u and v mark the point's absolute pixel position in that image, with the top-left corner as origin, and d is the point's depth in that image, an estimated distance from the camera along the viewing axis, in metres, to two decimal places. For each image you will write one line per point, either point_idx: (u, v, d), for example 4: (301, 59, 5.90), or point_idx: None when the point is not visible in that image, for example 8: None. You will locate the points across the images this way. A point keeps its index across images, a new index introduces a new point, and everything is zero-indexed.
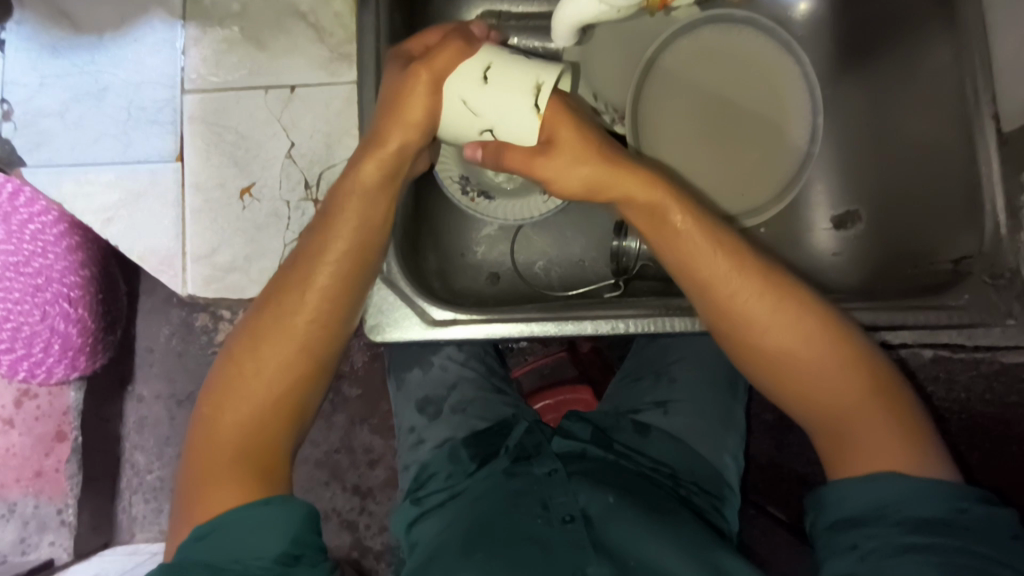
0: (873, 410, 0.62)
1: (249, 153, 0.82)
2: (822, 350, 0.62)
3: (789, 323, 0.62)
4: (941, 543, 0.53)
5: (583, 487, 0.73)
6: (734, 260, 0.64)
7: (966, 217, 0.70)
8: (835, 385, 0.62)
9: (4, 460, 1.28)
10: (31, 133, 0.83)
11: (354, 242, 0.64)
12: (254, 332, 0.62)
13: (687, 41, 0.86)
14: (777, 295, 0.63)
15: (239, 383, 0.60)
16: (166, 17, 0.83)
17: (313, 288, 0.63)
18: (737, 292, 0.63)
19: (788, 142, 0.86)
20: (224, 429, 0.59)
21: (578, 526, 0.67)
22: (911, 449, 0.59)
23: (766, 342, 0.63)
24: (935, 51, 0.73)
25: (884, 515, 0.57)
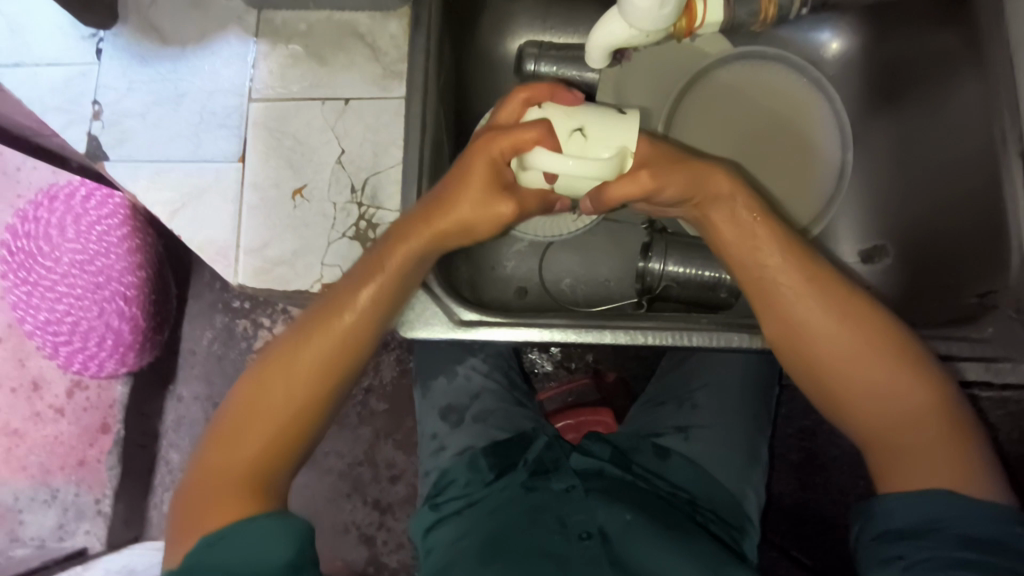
0: (941, 437, 0.58)
1: (299, 153, 0.71)
2: (885, 361, 0.60)
3: (849, 333, 0.61)
4: (991, 562, 0.52)
5: (601, 504, 0.73)
6: (799, 278, 0.62)
7: (993, 252, 0.70)
8: (893, 403, 0.60)
9: (52, 448, 1.40)
10: (117, 131, 0.72)
11: (403, 260, 0.63)
12: (287, 345, 0.61)
13: (718, 75, 0.90)
14: (842, 305, 0.61)
15: (264, 396, 0.59)
16: (240, 31, 0.72)
17: (353, 307, 0.62)
18: (795, 298, 0.62)
19: (817, 176, 0.88)
20: (241, 435, 0.58)
21: (595, 543, 0.68)
22: (947, 467, 0.57)
23: (826, 352, 0.61)
24: (967, 90, 0.74)
25: (936, 529, 0.54)
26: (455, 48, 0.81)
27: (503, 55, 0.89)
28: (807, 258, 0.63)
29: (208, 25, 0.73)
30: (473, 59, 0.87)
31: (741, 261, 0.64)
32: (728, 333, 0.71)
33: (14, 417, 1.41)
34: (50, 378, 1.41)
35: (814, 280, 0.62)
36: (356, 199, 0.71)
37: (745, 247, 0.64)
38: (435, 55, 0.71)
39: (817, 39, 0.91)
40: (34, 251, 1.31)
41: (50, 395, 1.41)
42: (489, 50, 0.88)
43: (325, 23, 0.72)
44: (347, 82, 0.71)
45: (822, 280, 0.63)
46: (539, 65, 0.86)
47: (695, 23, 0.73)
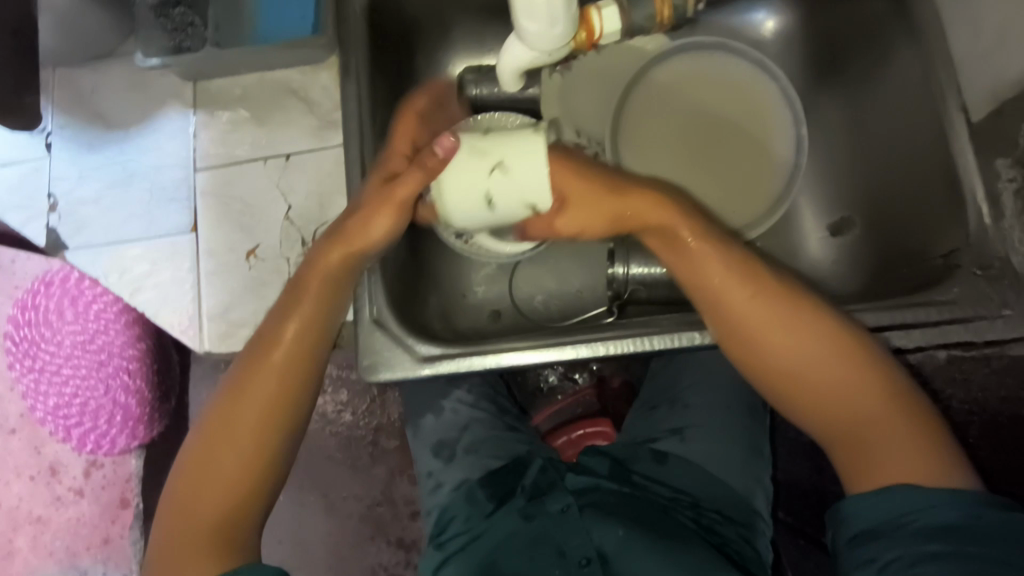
0: (890, 417, 0.60)
1: (249, 215, 0.75)
2: (823, 350, 0.62)
3: (787, 327, 0.63)
4: (965, 552, 0.52)
5: (595, 523, 0.73)
6: (732, 277, 0.64)
7: (951, 210, 0.69)
8: (841, 390, 0.62)
9: (76, 529, 1.42)
10: (73, 220, 0.76)
11: (306, 328, 0.65)
12: (205, 438, 0.62)
13: (659, 71, 0.90)
14: (777, 303, 0.63)
15: (188, 490, 0.61)
16: (179, 106, 0.76)
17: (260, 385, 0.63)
18: (734, 303, 0.64)
19: (772, 156, 0.87)
20: (197, 498, 0.61)
21: (595, 568, 0.69)
22: (908, 451, 0.58)
23: (773, 351, 0.63)
24: (901, 53, 0.73)
25: (901, 526, 0.55)
26: (393, 88, 0.82)
27: (446, 85, 0.91)
28: (742, 263, 0.65)
29: (148, 105, 0.77)
30: (414, 94, 0.88)
31: (683, 271, 0.66)
32: (691, 333, 0.71)
33: (37, 504, 1.44)
34: (66, 461, 1.42)
35: (748, 277, 0.64)
36: (307, 251, 0.74)
37: (682, 252, 0.66)
38: (368, 101, 0.73)
39: (752, 20, 0.90)
40: (38, 339, 1.35)
41: (69, 478, 1.42)
42: (430, 83, 0.89)
43: (258, 84, 0.76)
44: (289, 140, 0.75)
45: (757, 280, 0.64)
46: (481, 89, 0.87)
47: (595, 35, 0.67)
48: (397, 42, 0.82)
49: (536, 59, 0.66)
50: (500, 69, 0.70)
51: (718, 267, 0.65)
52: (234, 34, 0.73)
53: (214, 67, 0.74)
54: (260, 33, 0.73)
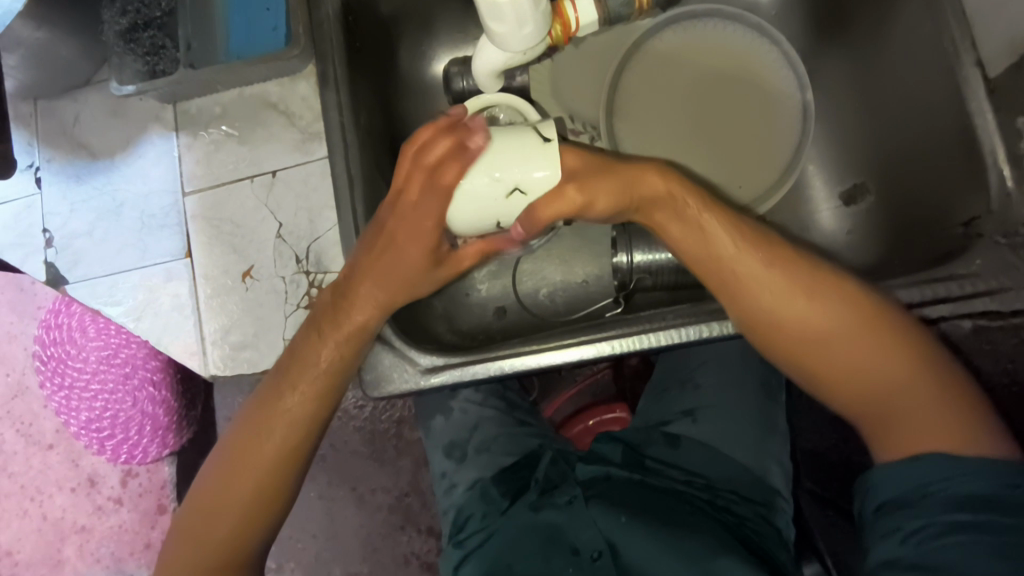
0: (926, 393, 0.57)
1: (239, 236, 0.74)
2: (854, 329, 0.59)
3: (815, 306, 0.60)
4: (992, 520, 0.49)
5: (601, 513, 0.72)
6: (756, 259, 0.61)
7: (971, 172, 0.65)
8: (875, 367, 0.58)
9: (119, 535, 1.47)
10: (69, 254, 0.77)
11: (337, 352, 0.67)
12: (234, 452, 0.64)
13: (652, 47, 0.85)
14: (799, 282, 0.60)
15: (219, 499, 0.63)
16: (161, 128, 0.77)
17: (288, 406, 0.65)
18: (758, 284, 0.61)
19: (778, 127, 0.83)
20: (222, 495, 0.63)
21: (607, 562, 0.67)
22: (937, 424, 0.55)
23: (800, 330, 0.60)
24: (909, 7, 0.69)
25: (928, 495, 0.52)
26: (377, 89, 0.80)
27: (433, 78, 0.88)
28: (764, 244, 0.62)
29: (131, 130, 0.77)
30: (400, 92, 0.85)
31: (697, 255, 0.63)
32: (697, 326, 0.69)
33: (79, 514, 1.49)
34: (103, 472, 1.48)
35: (771, 257, 0.62)
36: (303, 267, 0.74)
37: (700, 236, 0.63)
38: (349, 109, 0.71)
39: None
40: (64, 356, 1.38)
41: (107, 488, 1.47)
42: (415, 80, 0.87)
43: (238, 100, 0.76)
44: (275, 155, 0.75)
45: (783, 259, 0.61)
46: (468, 81, 0.84)
47: (572, 26, 0.71)
48: (378, 41, 0.80)
49: (512, 58, 0.70)
50: (477, 72, 0.74)
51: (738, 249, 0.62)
52: (206, 55, 0.74)
53: (191, 89, 0.74)
54: (229, 48, 0.74)
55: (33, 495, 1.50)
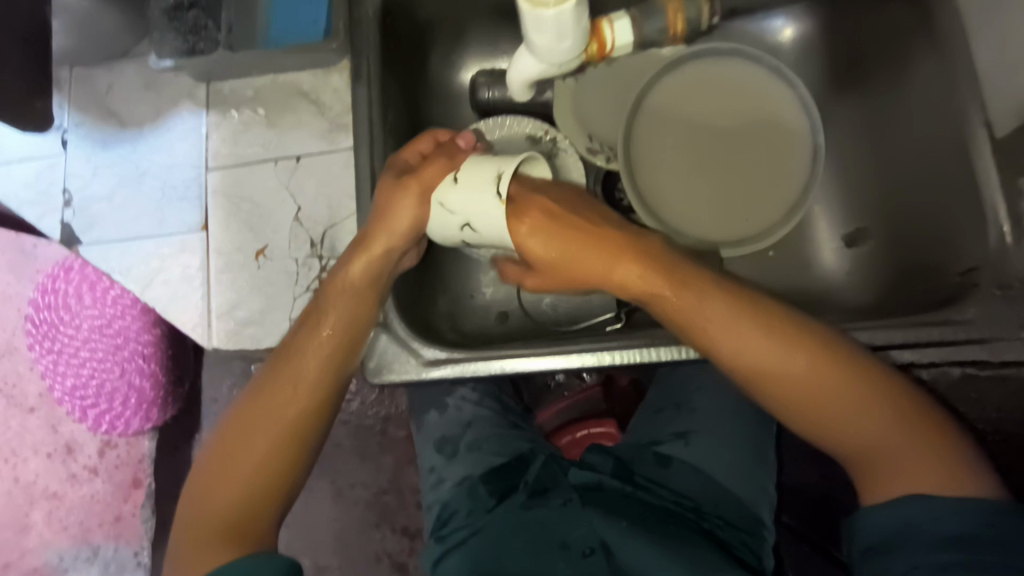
0: (896, 434, 0.60)
1: (258, 216, 0.76)
2: (823, 372, 0.62)
3: (799, 362, 0.62)
4: (970, 560, 0.52)
5: (598, 515, 0.73)
6: (724, 302, 0.64)
7: (973, 227, 0.67)
8: (858, 416, 0.61)
9: (90, 506, 1.46)
10: (86, 217, 0.77)
11: (336, 341, 0.67)
12: (234, 437, 0.64)
13: (672, 78, 0.88)
14: (764, 328, 0.63)
15: (218, 483, 0.62)
16: (192, 104, 0.78)
17: (292, 394, 0.65)
18: (744, 338, 0.63)
19: (789, 166, 0.86)
20: (220, 479, 0.62)
21: (598, 559, 0.69)
22: (917, 462, 0.58)
23: (787, 386, 0.62)
24: (926, 62, 0.72)
25: (915, 535, 0.55)
26: (405, 89, 0.82)
27: (460, 84, 0.90)
28: (743, 301, 0.64)
29: (161, 102, 0.79)
30: (427, 94, 0.88)
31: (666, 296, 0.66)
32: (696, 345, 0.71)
33: (52, 481, 1.47)
34: (82, 440, 1.46)
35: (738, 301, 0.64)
36: (317, 252, 0.75)
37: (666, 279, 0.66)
38: (378, 104, 0.73)
39: (771, 26, 0.88)
40: (57, 322, 1.39)
41: (83, 457, 1.46)
42: (442, 84, 0.89)
43: (270, 85, 0.77)
44: (301, 141, 0.77)
45: (762, 314, 0.64)
46: (493, 92, 0.87)
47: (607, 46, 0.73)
48: (411, 44, 0.82)
49: (546, 70, 0.72)
50: (511, 81, 0.76)
51: (721, 303, 0.64)
52: (245, 38, 0.75)
53: (226, 68, 0.76)
54: (270, 37, 0.75)
55: (8, 456, 1.49)
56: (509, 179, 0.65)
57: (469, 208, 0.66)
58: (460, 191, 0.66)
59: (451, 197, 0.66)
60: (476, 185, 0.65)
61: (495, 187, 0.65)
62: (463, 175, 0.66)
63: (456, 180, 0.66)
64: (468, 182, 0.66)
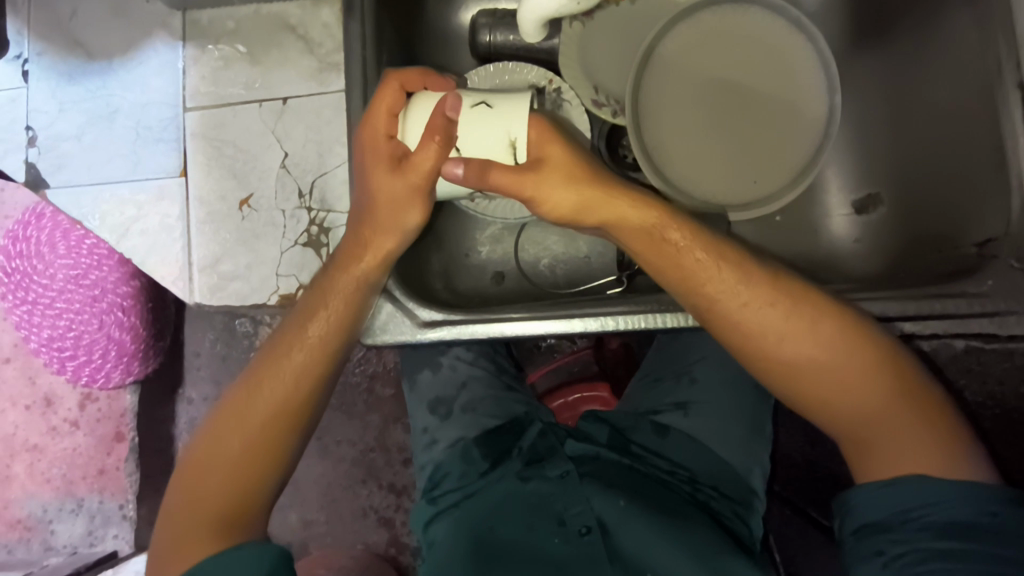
0: (898, 420, 0.59)
1: (242, 161, 0.72)
2: (840, 353, 0.60)
3: (800, 337, 0.60)
4: (961, 549, 0.52)
5: (595, 491, 0.74)
6: (738, 275, 0.61)
7: (995, 196, 0.65)
8: (848, 389, 0.60)
9: (72, 459, 1.44)
10: (53, 156, 0.73)
11: (340, 317, 0.65)
12: (232, 413, 0.62)
13: (687, 27, 0.82)
14: (779, 304, 0.60)
15: (211, 458, 0.61)
16: (166, 36, 0.72)
17: (290, 373, 0.63)
18: (745, 309, 0.61)
19: (801, 129, 0.82)
20: (215, 453, 0.61)
21: (595, 538, 0.69)
22: (920, 448, 0.58)
23: (780, 358, 0.61)
24: (958, 18, 0.68)
25: (908, 521, 0.55)
26: (400, 30, 0.76)
27: (458, 27, 0.85)
28: (742, 270, 0.62)
29: (134, 33, 0.73)
30: (423, 36, 0.82)
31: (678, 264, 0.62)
32: None
33: (32, 432, 1.44)
34: (61, 393, 1.43)
35: (752, 273, 0.62)
36: (305, 203, 0.72)
37: (675, 255, 0.63)
38: (373, 43, 0.67)
39: None
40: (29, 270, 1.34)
41: (64, 409, 1.43)
42: (440, 27, 0.84)
43: (252, 18, 0.71)
44: (288, 82, 0.71)
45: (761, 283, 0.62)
46: (494, 35, 0.82)
47: None
48: None
49: (565, 6, 0.69)
50: (523, 16, 0.71)
51: (721, 269, 0.62)
52: None
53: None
54: None
55: None
56: (524, 146, 0.64)
57: None
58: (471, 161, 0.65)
59: None
60: (488, 152, 0.64)
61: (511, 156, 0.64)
62: (464, 143, 0.64)
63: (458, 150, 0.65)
64: (476, 150, 0.64)
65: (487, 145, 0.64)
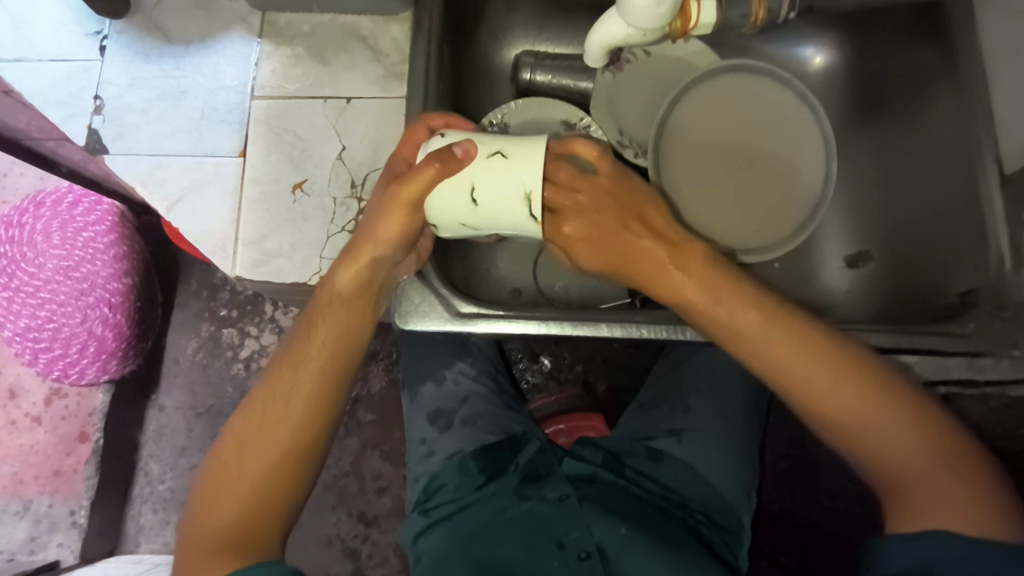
0: (928, 471, 0.63)
1: (300, 149, 0.74)
2: (871, 401, 0.64)
3: (835, 380, 0.64)
4: None
5: (595, 518, 0.74)
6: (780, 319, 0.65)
7: (973, 254, 0.73)
8: (848, 414, 0.64)
9: (27, 457, 1.36)
10: (117, 125, 0.74)
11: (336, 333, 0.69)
12: (246, 431, 0.67)
13: (706, 87, 0.92)
14: (816, 350, 0.64)
15: (229, 481, 0.65)
16: (245, 31, 0.76)
17: (299, 391, 0.68)
18: (737, 316, 0.65)
19: (805, 185, 0.90)
20: (232, 477, 0.65)
21: (594, 563, 0.69)
22: (950, 501, 0.61)
23: (783, 377, 0.65)
24: (944, 101, 0.78)
25: (932, 574, 0.57)
26: (453, 58, 0.84)
27: (500, 64, 0.93)
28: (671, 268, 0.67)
29: (213, 25, 0.77)
30: (470, 67, 0.90)
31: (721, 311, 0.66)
32: None
33: None
34: (27, 386, 1.38)
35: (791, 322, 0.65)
36: (356, 194, 0.74)
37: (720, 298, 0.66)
38: (435, 58, 0.74)
39: (801, 54, 0.94)
40: (17, 256, 1.26)
41: (27, 404, 1.38)
42: (485, 63, 0.92)
43: (327, 25, 0.76)
44: (353, 83, 0.75)
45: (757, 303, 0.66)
46: (535, 73, 0.90)
47: (691, 23, 0.70)
48: (462, 15, 0.84)
49: (631, 36, 0.72)
50: (587, 44, 0.76)
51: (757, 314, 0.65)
52: None
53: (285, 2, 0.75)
54: None
55: None
56: (539, 198, 0.61)
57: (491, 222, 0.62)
58: (492, 216, 0.62)
59: (474, 217, 0.62)
60: (501, 207, 0.61)
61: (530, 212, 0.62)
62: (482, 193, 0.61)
63: (474, 203, 0.62)
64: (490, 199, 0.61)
65: (502, 194, 0.61)
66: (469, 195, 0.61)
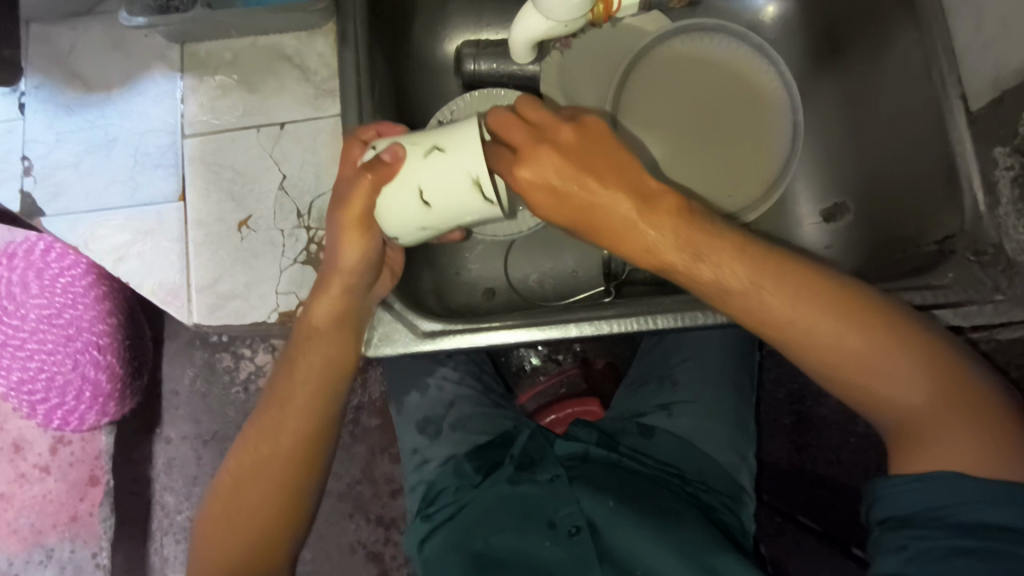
0: (962, 427, 0.56)
1: (240, 184, 0.73)
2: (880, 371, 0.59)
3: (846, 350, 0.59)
4: (991, 547, 0.51)
5: (584, 493, 0.75)
6: (779, 293, 0.60)
7: (947, 197, 0.71)
8: (872, 366, 0.59)
9: (42, 507, 1.37)
10: (50, 184, 0.74)
11: (321, 366, 0.69)
12: (239, 468, 0.68)
13: (657, 54, 0.88)
14: (824, 318, 0.59)
15: (230, 518, 0.66)
16: (165, 67, 0.74)
17: (288, 428, 0.68)
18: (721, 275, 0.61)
19: (769, 143, 0.87)
20: (233, 513, 0.67)
21: (584, 537, 0.71)
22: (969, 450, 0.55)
23: (780, 331, 0.60)
24: (902, 39, 0.75)
25: (937, 517, 0.54)
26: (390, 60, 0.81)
27: (443, 57, 0.89)
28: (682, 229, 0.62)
29: (133, 65, 0.75)
30: (414, 65, 0.87)
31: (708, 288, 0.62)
32: (691, 313, 0.70)
33: None
34: (30, 438, 1.37)
35: (800, 291, 0.60)
36: (304, 223, 0.73)
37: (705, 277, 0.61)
38: (367, 68, 0.71)
39: (753, 5, 0.91)
40: None
41: (34, 455, 1.37)
42: (427, 58, 0.88)
43: (251, 48, 0.74)
44: (286, 107, 0.73)
45: (752, 257, 0.61)
46: (478, 64, 0.86)
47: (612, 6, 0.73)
48: (394, 12, 0.80)
49: (553, 29, 0.72)
50: (513, 40, 0.75)
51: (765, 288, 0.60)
52: None
53: (205, 30, 0.72)
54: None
55: None
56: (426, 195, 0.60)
57: (438, 218, 0.62)
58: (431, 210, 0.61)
59: (429, 218, 0.62)
60: (436, 200, 0.61)
61: (421, 200, 0.61)
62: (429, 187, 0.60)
63: (425, 204, 0.61)
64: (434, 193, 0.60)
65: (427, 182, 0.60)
66: (419, 196, 0.61)
